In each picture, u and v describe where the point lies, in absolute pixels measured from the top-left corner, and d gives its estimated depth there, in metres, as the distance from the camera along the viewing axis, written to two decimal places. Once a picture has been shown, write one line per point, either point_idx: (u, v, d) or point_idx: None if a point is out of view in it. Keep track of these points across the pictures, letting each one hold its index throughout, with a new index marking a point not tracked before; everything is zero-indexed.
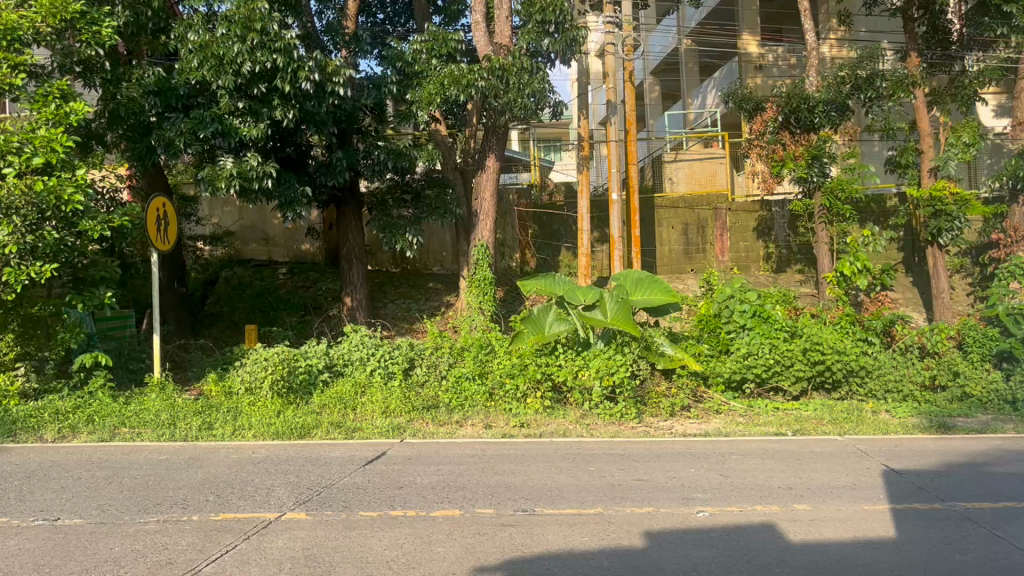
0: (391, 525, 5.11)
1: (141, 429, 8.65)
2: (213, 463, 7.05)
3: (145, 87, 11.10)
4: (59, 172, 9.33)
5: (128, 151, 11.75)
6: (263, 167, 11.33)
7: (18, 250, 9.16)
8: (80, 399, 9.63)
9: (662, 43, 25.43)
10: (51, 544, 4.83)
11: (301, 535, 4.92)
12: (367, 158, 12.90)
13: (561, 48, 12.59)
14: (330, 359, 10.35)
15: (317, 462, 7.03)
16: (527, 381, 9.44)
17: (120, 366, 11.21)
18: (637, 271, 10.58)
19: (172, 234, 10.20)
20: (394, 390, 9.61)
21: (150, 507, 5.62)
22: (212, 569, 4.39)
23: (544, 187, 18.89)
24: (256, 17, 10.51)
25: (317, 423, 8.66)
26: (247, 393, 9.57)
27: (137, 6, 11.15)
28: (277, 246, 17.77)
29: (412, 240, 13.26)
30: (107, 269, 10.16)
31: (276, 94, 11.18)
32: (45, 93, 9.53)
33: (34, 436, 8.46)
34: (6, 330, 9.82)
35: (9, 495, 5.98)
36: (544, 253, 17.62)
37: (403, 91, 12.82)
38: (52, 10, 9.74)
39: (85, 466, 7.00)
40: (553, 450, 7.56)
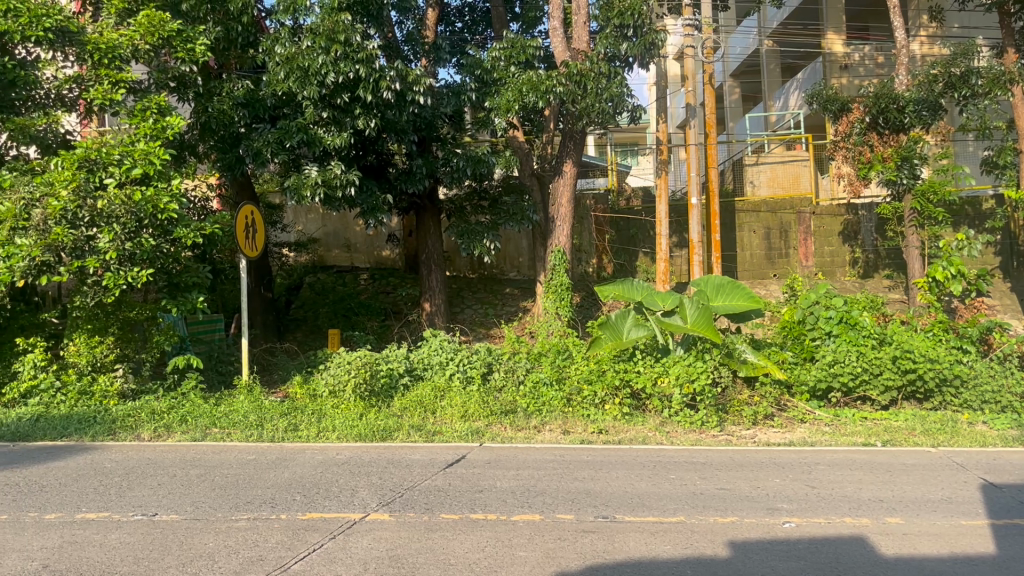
0: (472, 529, 5.17)
1: (231, 429, 8.95)
2: (300, 464, 7.26)
3: (235, 99, 11.62)
4: (156, 182, 9.74)
5: (219, 162, 12.15)
6: (347, 176, 11.61)
7: (117, 256, 9.59)
8: (174, 400, 10.05)
9: (742, 45, 25.01)
10: (149, 538, 5.05)
11: (385, 536, 5.02)
12: (446, 166, 12.99)
13: (640, 52, 12.53)
14: (410, 363, 10.52)
15: (400, 464, 7.18)
16: (605, 388, 9.39)
17: (212, 369, 11.65)
18: (718, 275, 10.37)
19: (260, 241, 10.56)
20: (474, 395, 9.78)
21: (240, 505, 5.81)
22: (301, 567, 4.51)
23: (621, 192, 18.77)
24: (340, 29, 10.79)
25: (398, 426, 8.83)
26: (332, 396, 9.85)
27: (228, 23, 11.68)
28: (359, 252, 18.24)
29: (491, 246, 13.31)
30: (199, 275, 10.57)
31: (358, 103, 11.45)
32: (144, 108, 10.08)
33: (131, 435, 8.82)
34: (107, 334, 10.30)
35: (110, 491, 6.28)
36: (621, 259, 17.57)
37: (482, 98, 12.92)
38: (149, 28, 10.26)
39: (180, 464, 7.29)
40: (633, 458, 7.49)
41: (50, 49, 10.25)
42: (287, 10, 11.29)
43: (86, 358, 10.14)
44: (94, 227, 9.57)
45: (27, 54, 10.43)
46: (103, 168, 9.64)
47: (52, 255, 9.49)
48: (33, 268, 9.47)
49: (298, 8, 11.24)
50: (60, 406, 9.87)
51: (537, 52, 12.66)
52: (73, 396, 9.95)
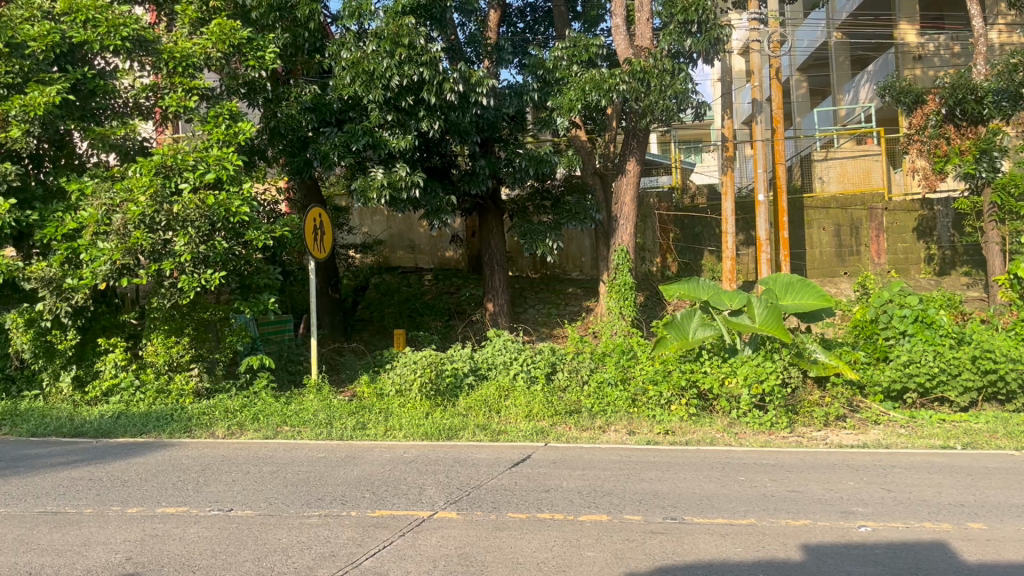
0: (540, 528, 5.18)
1: (301, 427, 9.14)
2: (368, 462, 7.37)
3: (303, 104, 11.85)
4: (228, 186, 10.01)
5: (288, 166, 12.42)
6: (412, 178, 11.74)
7: (192, 259, 9.87)
8: (246, 399, 10.34)
9: (810, 38, 24.47)
10: (226, 533, 5.19)
11: (453, 534, 5.07)
12: (508, 166, 13.06)
13: (705, 48, 12.29)
14: (474, 363, 10.58)
15: (466, 462, 7.23)
16: (671, 388, 9.32)
17: (282, 368, 11.95)
18: (787, 274, 10.19)
19: (329, 243, 10.77)
20: (538, 395, 9.79)
21: (312, 501, 5.94)
22: (372, 563, 4.58)
23: (686, 190, 18.55)
24: (404, 33, 10.93)
25: (464, 425, 8.90)
26: (398, 395, 9.99)
27: (295, 30, 11.89)
28: (423, 253, 18.46)
29: (554, 246, 13.29)
30: (269, 277, 10.84)
31: (422, 106, 11.58)
32: (217, 114, 10.41)
33: (206, 432, 9.09)
34: (182, 334, 10.64)
35: (188, 487, 6.49)
36: (686, 257, 17.36)
37: (545, 98, 12.93)
38: (221, 36, 10.58)
39: (253, 461, 7.48)
40: (701, 459, 7.40)
41: (128, 59, 10.62)
42: (352, 16, 11.48)
43: (163, 358, 10.49)
44: (170, 231, 9.85)
45: (106, 64, 10.83)
46: (178, 174, 9.98)
47: (131, 258, 9.82)
48: (114, 271, 9.83)
49: (364, 13, 11.43)
50: (139, 403, 10.27)
51: (601, 50, 12.48)
52: (151, 394, 10.33)
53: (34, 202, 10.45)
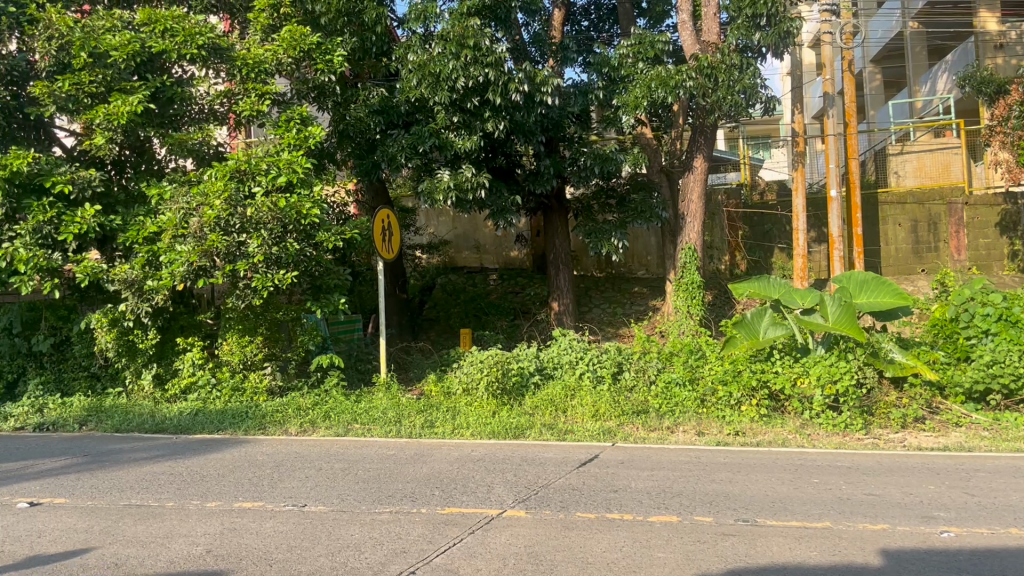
0: (609, 528, 5.16)
1: (371, 425, 9.28)
2: (437, 459, 7.45)
3: (371, 106, 12.04)
4: (299, 189, 10.23)
5: (356, 168, 12.64)
6: (477, 179, 11.80)
7: (265, 260, 10.11)
8: (318, 397, 10.59)
9: (883, 28, 23.74)
10: (301, 528, 5.31)
11: (522, 533, 5.08)
12: (574, 165, 13.02)
13: (774, 42, 12.06)
14: (540, 362, 10.59)
15: (534, 462, 7.24)
16: (740, 389, 9.18)
17: (352, 367, 12.18)
18: (861, 272, 9.93)
19: (397, 243, 10.90)
20: (604, 394, 9.76)
21: (382, 498, 6.03)
22: (443, 561, 4.62)
23: (755, 186, 18.23)
24: (469, 34, 10.99)
25: (531, 424, 8.92)
26: (466, 393, 10.09)
27: (363, 33, 12.08)
28: (488, 253, 18.59)
29: (619, 245, 13.21)
30: (340, 277, 11.05)
31: (487, 107, 11.61)
32: (288, 119, 10.64)
33: (280, 428, 9.33)
34: (256, 333, 10.96)
35: (263, 482, 6.66)
36: (756, 255, 17.04)
37: (611, 96, 12.84)
38: (292, 42, 10.85)
39: (326, 458, 7.64)
40: (773, 460, 7.26)
41: (204, 66, 10.95)
42: (418, 19, 11.59)
43: (238, 356, 10.82)
44: (244, 234, 10.12)
45: (183, 73, 11.17)
46: (251, 178, 10.24)
47: (207, 260, 10.11)
48: (191, 272, 10.13)
49: (429, 16, 11.53)
50: (216, 401, 10.60)
51: (666, 46, 12.38)
52: (227, 392, 10.65)
53: (117, 206, 10.85)
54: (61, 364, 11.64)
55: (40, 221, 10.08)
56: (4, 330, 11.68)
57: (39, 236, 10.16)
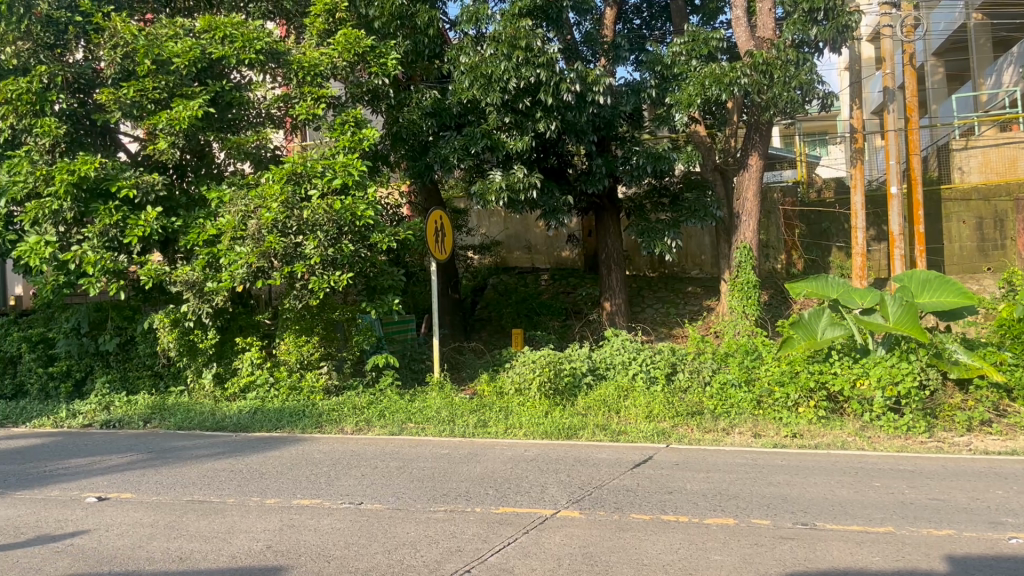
0: (664, 530, 5.12)
1: (425, 424, 9.35)
2: (490, 459, 7.49)
3: (424, 109, 12.12)
4: (354, 192, 10.37)
5: (409, 170, 12.76)
6: (529, 179, 11.80)
7: (321, 261, 10.28)
8: (373, 396, 10.75)
9: (946, 21, 23.11)
10: (358, 525, 5.39)
11: (577, 533, 5.08)
12: (626, 164, 12.80)
13: (831, 36, 11.75)
14: (593, 362, 10.55)
15: (587, 462, 7.23)
16: (798, 390, 9.00)
17: (406, 367, 12.31)
18: (923, 271, 9.66)
19: (450, 244, 10.98)
20: (658, 395, 9.68)
21: (437, 497, 6.09)
22: (498, 559, 4.65)
23: (811, 184, 17.91)
24: (521, 35, 11.00)
25: (584, 424, 8.90)
26: (518, 393, 10.11)
27: (416, 36, 12.18)
28: (539, 253, 18.60)
29: (672, 244, 13.09)
30: (394, 278, 11.18)
31: (539, 107, 11.62)
32: (343, 122, 10.82)
33: (336, 427, 9.47)
34: (313, 333, 11.13)
35: (320, 480, 6.78)
36: (813, 254, 16.73)
37: (663, 94, 12.69)
38: (346, 46, 11.00)
39: (382, 456, 7.73)
40: (832, 463, 7.13)
41: (262, 72, 11.20)
42: (469, 20, 11.65)
43: (295, 356, 11.01)
44: (301, 235, 10.29)
45: (242, 78, 11.43)
46: (308, 180, 10.39)
47: (265, 261, 10.29)
48: (250, 274, 10.35)
49: (481, 18, 11.58)
50: (274, 399, 10.85)
51: (722, 43, 12.23)
52: (285, 391, 10.89)
53: (178, 209, 11.12)
54: (126, 362, 12.00)
55: (106, 224, 10.39)
56: (73, 330, 12.08)
57: (105, 238, 10.49)
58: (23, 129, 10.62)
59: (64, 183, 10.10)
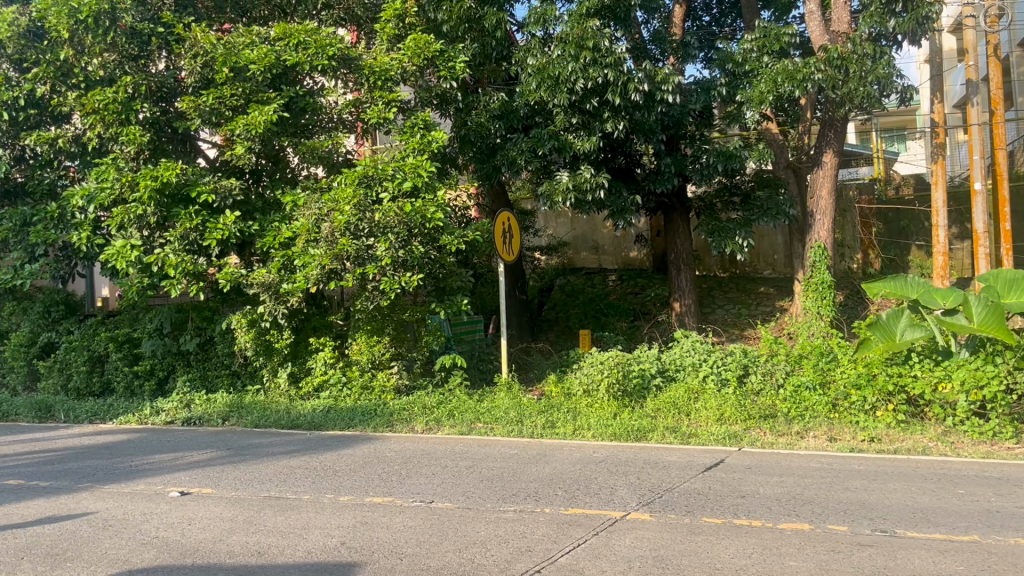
0: (737, 534, 5.05)
1: (493, 424, 9.42)
2: (559, 460, 7.49)
3: (492, 111, 12.17)
4: (424, 194, 10.52)
5: (477, 172, 12.86)
6: (597, 179, 11.76)
7: (392, 262, 10.44)
8: (442, 395, 10.88)
9: None
10: (429, 523, 5.46)
11: (647, 535, 5.05)
12: (695, 163, 12.73)
13: (911, 28, 11.32)
14: (662, 364, 10.46)
15: (657, 465, 7.16)
16: (876, 393, 8.75)
17: (474, 366, 12.43)
18: (1010, 270, 9.25)
19: (517, 246, 11.03)
20: (730, 398, 9.54)
21: (507, 497, 6.12)
22: (568, 561, 4.65)
23: (888, 181, 17.40)
24: (588, 35, 10.95)
25: (653, 426, 8.82)
26: (586, 395, 10.07)
27: (483, 39, 12.23)
28: (607, 254, 18.52)
29: (743, 243, 12.87)
30: (461, 279, 11.30)
31: (607, 107, 11.53)
32: (412, 125, 11.01)
33: (407, 426, 9.60)
34: (383, 334, 11.31)
35: (392, 478, 6.89)
36: (890, 253, 16.26)
37: (734, 92, 12.49)
38: (416, 50, 11.17)
39: (451, 456, 7.81)
40: (912, 469, 6.91)
41: (333, 77, 11.45)
42: (537, 22, 11.65)
43: (366, 356, 11.22)
44: (372, 238, 10.45)
45: (314, 84, 11.69)
46: (379, 183, 10.58)
47: (338, 264, 10.50)
48: (324, 275, 10.59)
49: (549, 19, 11.59)
50: (347, 398, 11.07)
51: (793, 38, 11.98)
52: (356, 390, 11.11)
53: (255, 213, 11.43)
54: (206, 362, 12.40)
55: (187, 228, 10.74)
56: (156, 330, 12.53)
57: (186, 242, 10.83)
58: (110, 137, 11.06)
59: (148, 189, 10.48)
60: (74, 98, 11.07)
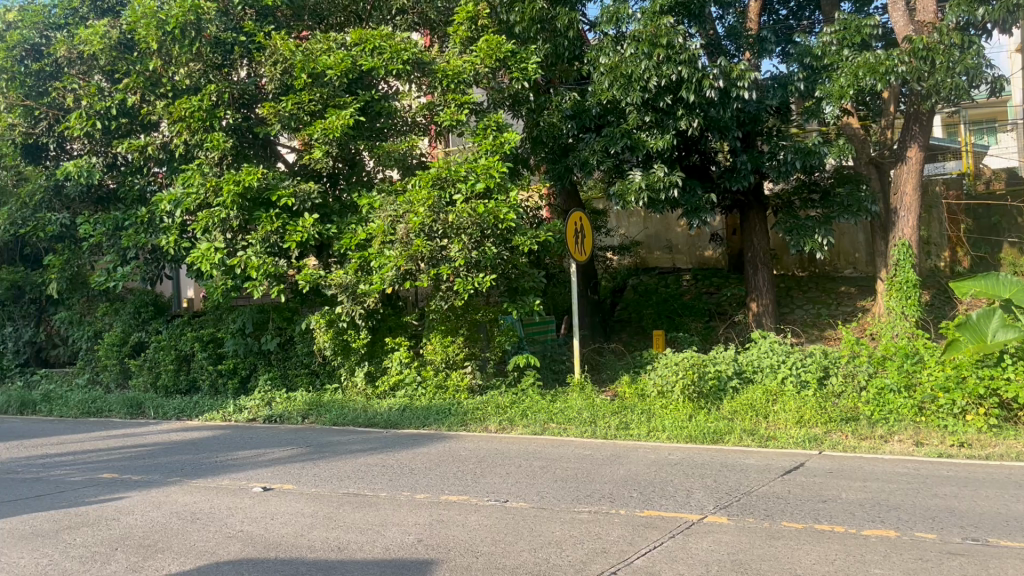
0: (819, 540, 4.92)
1: (567, 424, 9.42)
2: (634, 461, 7.44)
3: (564, 111, 12.16)
4: (497, 195, 10.60)
5: (549, 173, 12.89)
6: (670, 177, 11.62)
7: (466, 263, 10.54)
8: (515, 395, 10.92)
9: None
10: (504, 522, 5.49)
11: (726, 539, 4.97)
12: (772, 160, 12.40)
13: (1002, 16, 10.83)
14: (739, 365, 10.28)
15: (734, 467, 7.05)
16: (966, 396, 8.43)
17: (546, 367, 12.45)
18: None
19: (590, 245, 11.00)
20: (810, 399, 9.31)
21: (581, 498, 6.11)
22: (644, 563, 4.61)
23: (978, 175, 16.69)
24: (662, 32, 10.81)
25: (730, 429, 8.66)
26: (660, 396, 9.95)
27: (556, 39, 12.19)
28: (681, 253, 18.30)
29: (823, 241, 12.53)
30: (534, 279, 11.33)
31: (681, 104, 11.40)
32: (485, 126, 11.10)
33: (481, 425, 9.68)
34: (457, 334, 11.45)
35: (466, 476, 6.96)
36: (980, 250, 15.60)
37: (813, 86, 12.20)
38: (489, 52, 11.27)
39: (525, 456, 7.84)
40: (1005, 475, 6.62)
41: (407, 81, 11.65)
42: (610, 21, 11.59)
43: (441, 356, 11.36)
44: (446, 239, 10.55)
45: (389, 88, 11.92)
46: (452, 184, 10.70)
47: (413, 265, 10.66)
48: (400, 276, 10.76)
49: (622, 17, 11.50)
50: (422, 397, 11.23)
51: (876, 30, 11.51)
52: (431, 389, 11.26)
53: (333, 216, 11.69)
54: (286, 361, 12.71)
55: (268, 231, 11.06)
56: (239, 330, 12.94)
57: (267, 244, 11.13)
58: (196, 144, 11.45)
59: (231, 193, 10.84)
60: (162, 107, 11.52)
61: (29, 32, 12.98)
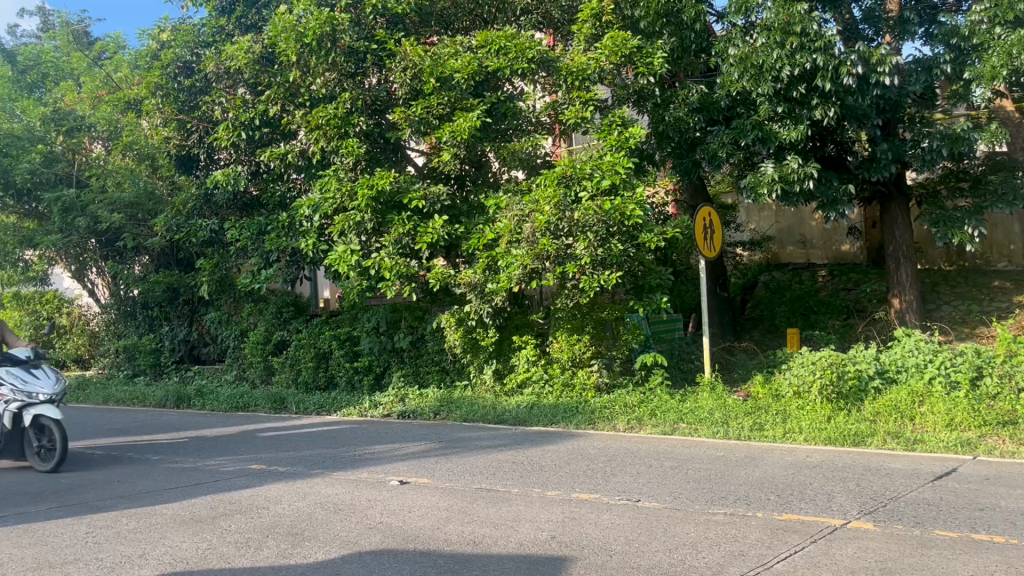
0: (976, 550, 4.62)
1: (698, 424, 9.24)
2: (769, 463, 7.22)
3: (690, 104, 11.86)
4: (622, 191, 10.50)
5: (675, 168, 12.66)
6: (805, 169, 11.18)
7: (592, 262, 10.51)
8: (643, 395, 10.77)
9: None
10: (637, 522, 5.45)
11: (872, 546, 4.75)
12: (915, 148, 11.78)
13: None
14: (881, 365, 9.83)
15: (879, 472, 6.70)
16: None
17: (675, 366, 12.26)
18: None
19: (718, 242, 10.73)
20: (960, 402, 8.74)
21: (716, 499, 5.97)
22: (784, 567, 4.47)
23: None
24: (795, 20, 10.49)
25: (872, 431, 8.24)
26: (797, 397, 9.58)
27: (682, 32, 11.91)
28: (815, 248, 17.58)
29: (973, 232, 11.73)
30: (661, 276, 11.19)
31: (816, 93, 10.97)
32: (609, 123, 11.04)
33: (609, 424, 9.63)
34: (583, 331, 11.45)
35: (596, 475, 6.94)
36: None
37: (960, 70, 11.30)
38: (614, 48, 11.11)
39: (655, 455, 7.75)
40: None
41: (531, 81, 11.78)
42: (738, 11, 11.18)
43: (567, 354, 11.39)
44: (571, 237, 10.55)
45: (514, 89, 12.08)
46: (578, 182, 10.68)
47: (539, 263, 10.73)
48: (526, 275, 10.88)
49: (751, 6, 11.06)
50: (549, 395, 11.27)
51: None
52: (558, 387, 11.28)
53: (461, 217, 11.95)
54: (417, 358, 13.05)
55: (400, 233, 11.42)
56: (374, 328, 13.51)
57: (400, 246, 11.47)
58: (332, 150, 11.96)
59: (365, 198, 11.32)
60: (300, 116, 12.08)
61: (182, 50, 13.96)
